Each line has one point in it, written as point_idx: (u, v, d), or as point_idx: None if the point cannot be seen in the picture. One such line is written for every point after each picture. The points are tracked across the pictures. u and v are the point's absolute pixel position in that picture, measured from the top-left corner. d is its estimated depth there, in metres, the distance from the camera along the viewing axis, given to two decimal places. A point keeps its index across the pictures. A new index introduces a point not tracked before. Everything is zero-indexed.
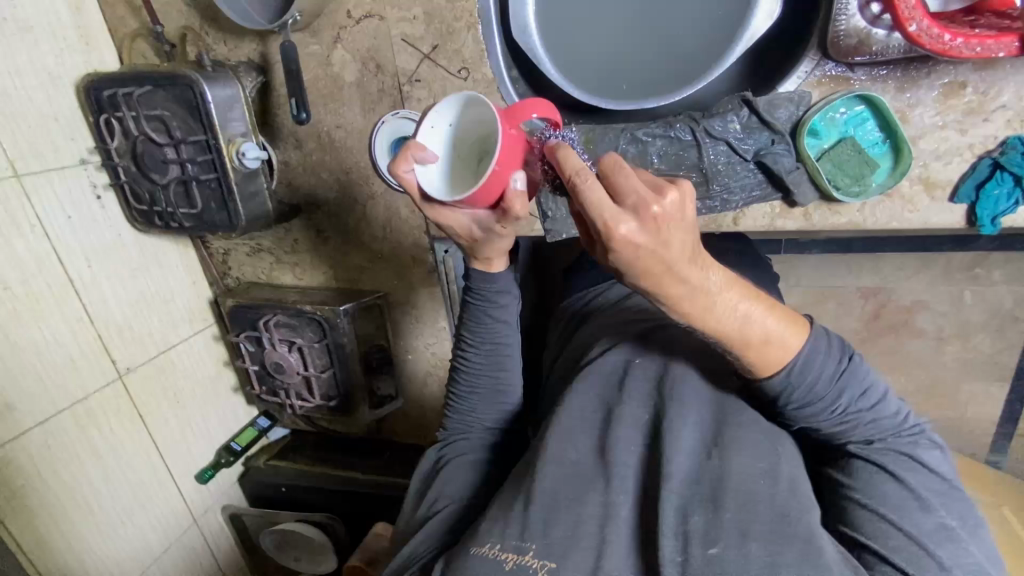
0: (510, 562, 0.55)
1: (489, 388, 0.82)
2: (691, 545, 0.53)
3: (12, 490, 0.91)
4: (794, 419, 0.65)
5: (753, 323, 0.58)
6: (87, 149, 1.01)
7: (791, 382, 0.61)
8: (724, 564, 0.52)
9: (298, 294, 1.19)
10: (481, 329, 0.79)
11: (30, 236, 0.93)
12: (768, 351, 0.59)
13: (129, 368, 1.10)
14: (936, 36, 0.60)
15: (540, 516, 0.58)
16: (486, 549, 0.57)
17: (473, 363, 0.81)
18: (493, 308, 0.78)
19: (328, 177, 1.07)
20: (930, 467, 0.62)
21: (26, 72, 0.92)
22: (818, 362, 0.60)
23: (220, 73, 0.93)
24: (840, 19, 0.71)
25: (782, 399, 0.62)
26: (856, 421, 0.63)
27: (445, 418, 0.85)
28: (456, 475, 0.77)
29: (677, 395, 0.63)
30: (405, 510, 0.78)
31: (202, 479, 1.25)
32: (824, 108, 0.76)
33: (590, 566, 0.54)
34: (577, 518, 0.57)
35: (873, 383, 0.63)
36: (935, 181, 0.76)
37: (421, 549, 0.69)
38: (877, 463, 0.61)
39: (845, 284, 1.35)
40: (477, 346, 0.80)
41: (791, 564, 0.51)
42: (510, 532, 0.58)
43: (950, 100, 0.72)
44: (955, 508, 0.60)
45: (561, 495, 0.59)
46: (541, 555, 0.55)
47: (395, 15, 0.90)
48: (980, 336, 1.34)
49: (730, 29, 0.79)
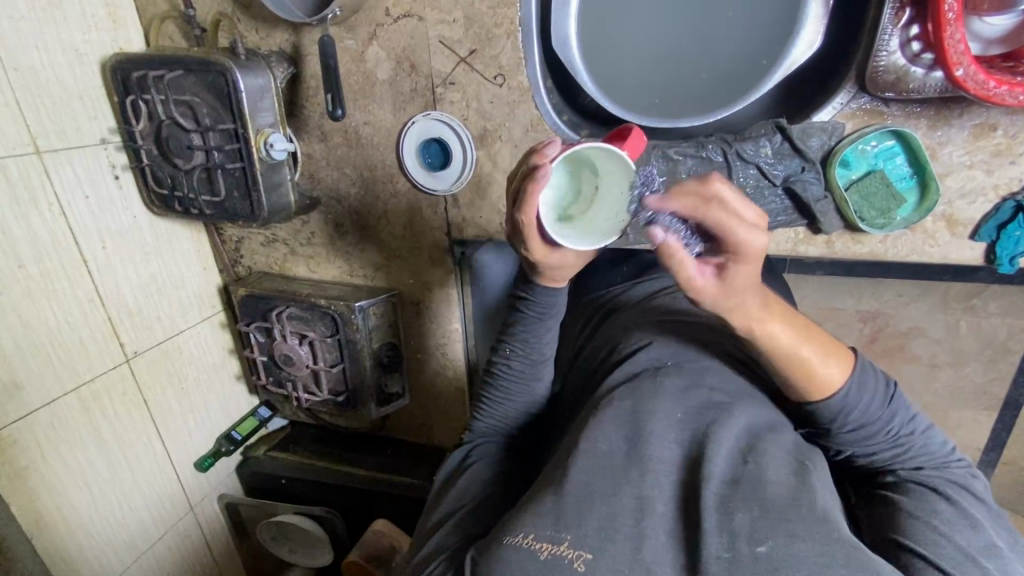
0: (544, 552, 0.53)
1: (523, 394, 0.83)
2: (738, 543, 0.52)
3: (16, 470, 0.90)
4: (849, 445, 0.69)
5: (806, 345, 0.63)
6: (108, 129, 1.00)
7: (847, 406, 0.65)
8: (777, 561, 0.50)
9: (312, 287, 1.18)
10: (523, 338, 0.80)
11: (47, 214, 0.92)
12: (824, 376, 0.64)
13: (136, 352, 1.09)
14: (981, 82, 0.62)
15: (573, 508, 0.56)
16: (519, 538, 0.55)
17: (509, 369, 0.82)
18: (539, 319, 0.79)
19: (351, 172, 1.06)
20: (979, 496, 0.65)
21: (53, 48, 0.90)
22: (871, 386, 0.66)
23: (253, 62, 0.92)
24: (880, 55, 0.72)
25: (839, 420, 0.66)
26: (906, 447, 0.67)
27: (473, 421, 0.85)
28: (478, 474, 0.76)
29: (712, 400, 0.64)
30: (429, 509, 0.77)
31: (201, 467, 1.24)
32: (857, 140, 0.78)
33: (629, 559, 0.53)
34: (613, 512, 0.55)
35: (918, 410, 0.69)
36: (957, 219, 0.78)
37: (447, 541, 0.67)
38: (930, 487, 0.64)
39: (847, 306, 1.39)
40: (516, 353, 0.81)
41: (842, 567, 0.50)
42: (543, 521, 0.56)
43: (980, 141, 0.74)
44: (1005, 534, 0.62)
45: (595, 489, 0.57)
46: (575, 545, 0.54)
47: (434, 17, 0.90)
48: (973, 365, 1.38)
49: (770, 54, 0.80)
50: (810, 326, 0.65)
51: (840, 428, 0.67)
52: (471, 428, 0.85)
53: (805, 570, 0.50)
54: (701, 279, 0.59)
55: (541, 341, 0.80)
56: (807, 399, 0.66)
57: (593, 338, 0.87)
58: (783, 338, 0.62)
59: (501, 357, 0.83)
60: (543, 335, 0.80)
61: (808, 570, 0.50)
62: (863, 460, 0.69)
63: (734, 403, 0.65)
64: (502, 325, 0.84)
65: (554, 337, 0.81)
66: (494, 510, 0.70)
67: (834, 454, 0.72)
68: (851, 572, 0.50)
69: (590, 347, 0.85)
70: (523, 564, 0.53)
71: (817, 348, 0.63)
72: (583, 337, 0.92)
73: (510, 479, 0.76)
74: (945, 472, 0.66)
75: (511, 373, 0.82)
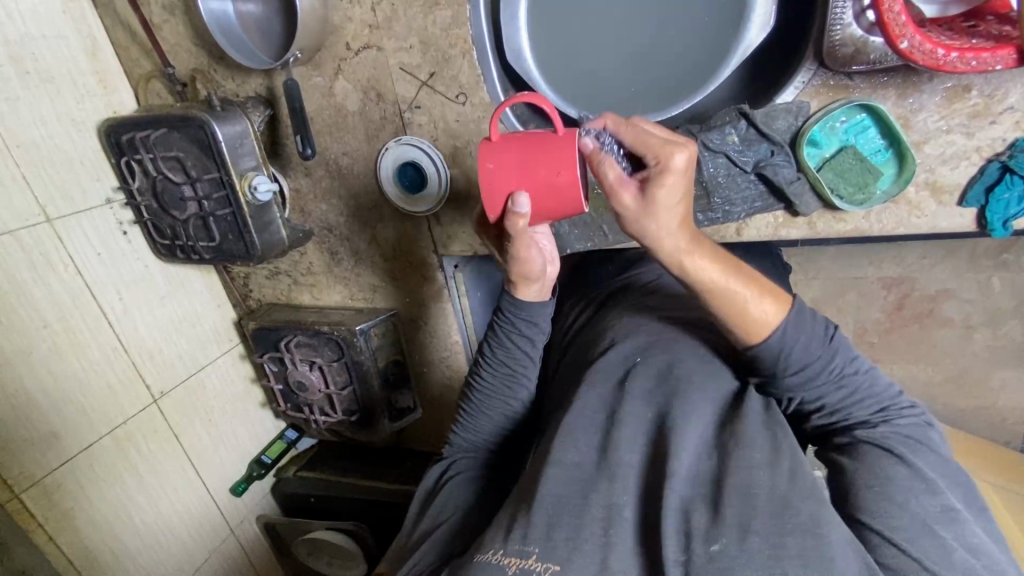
0: (512, 566, 0.58)
1: (501, 405, 0.86)
2: (694, 543, 0.56)
3: (63, 513, 0.99)
4: (796, 391, 0.71)
5: (737, 280, 0.67)
6: (112, 188, 1.07)
7: (788, 345, 0.68)
8: (727, 559, 0.54)
9: (316, 313, 1.23)
10: (501, 350, 0.84)
11: (64, 275, 0.99)
12: (747, 309, 0.67)
13: (162, 392, 1.16)
14: (929, 51, 0.59)
15: (543, 519, 0.61)
16: (489, 555, 0.60)
17: (486, 381, 0.86)
18: (510, 331, 0.83)
19: (338, 202, 1.10)
20: (930, 443, 0.67)
21: (50, 121, 0.97)
22: (809, 325, 0.69)
23: (230, 111, 0.97)
24: (835, 29, 0.69)
25: (781, 360, 0.69)
26: (853, 387, 0.70)
27: (452, 433, 0.89)
28: (457, 490, 0.81)
29: (681, 394, 0.69)
30: (412, 520, 0.83)
31: (235, 492, 1.31)
32: (824, 118, 0.75)
33: (595, 567, 0.57)
34: (581, 521, 0.60)
35: (859, 352, 0.72)
36: (942, 186, 0.75)
37: (428, 559, 0.72)
38: (883, 445, 0.65)
39: (865, 275, 1.37)
40: (492, 366, 0.85)
41: (795, 556, 0.53)
42: (513, 536, 0.61)
43: (954, 103, 0.71)
44: (960, 493, 0.64)
45: (564, 499, 0.62)
46: (543, 559, 0.58)
47: (392, 45, 0.92)
48: (1011, 324, 1.33)
49: (724, 41, 0.79)
50: (744, 267, 0.70)
51: (783, 369, 0.69)
52: (451, 440, 0.90)
53: (756, 567, 0.53)
54: (625, 185, 0.62)
55: (521, 357, 0.84)
56: (744, 339, 0.69)
57: (580, 340, 0.89)
58: (706, 271, 0.66)
59: (481, 372, 0.86)
60: (517, 349, 0.84)
61: (759, 565, 0.53)
62: (814, 405, 0.71)
63: (703, 397, 0.70)
64: (482, 342, 0.87)
65: (534, 357, 0.85)
66: (471, 527, 0.76)
67: (784, 403, 0.73)
68: (804, 562, 0.53)
69: (574, 351, 0.89)
70: None
71: (744, 287, 0.67)
72: (571, 334, 0.96)
73: (486, 495, 0.81)
74: (895, 420, 0.68)
75: (489, 385, 0.86)
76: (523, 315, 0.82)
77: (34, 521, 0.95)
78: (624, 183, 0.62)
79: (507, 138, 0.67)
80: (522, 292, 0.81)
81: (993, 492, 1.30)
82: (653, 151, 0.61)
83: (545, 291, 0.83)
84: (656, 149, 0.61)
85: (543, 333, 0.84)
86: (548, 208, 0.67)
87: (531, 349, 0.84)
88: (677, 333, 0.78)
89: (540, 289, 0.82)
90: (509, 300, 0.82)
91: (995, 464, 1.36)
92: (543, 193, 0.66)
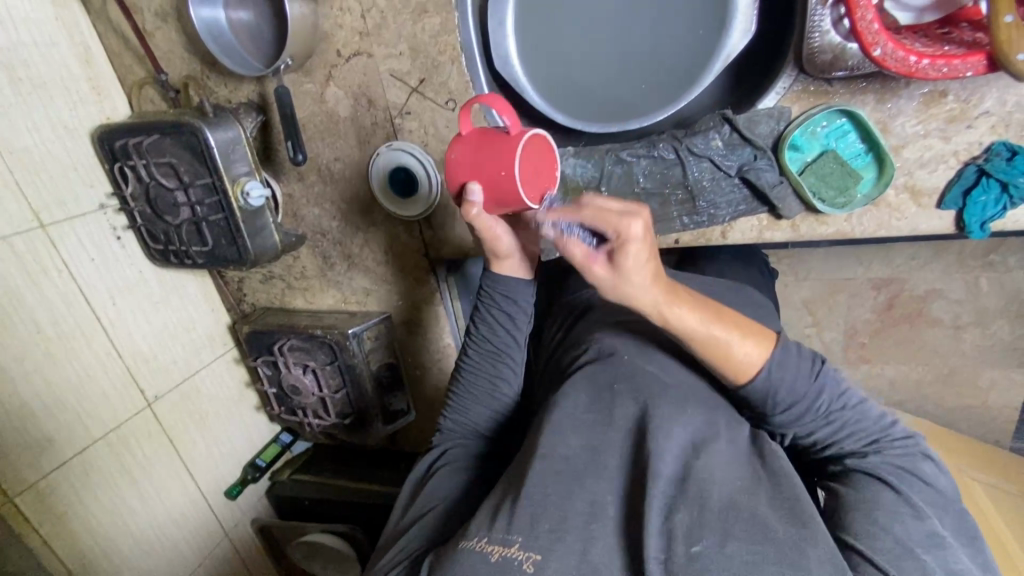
0: (496, 554, 0.59)
1: (488, 388, 0.89)
2: (675, 543, 0.57)
3: (57, 515, 0.99)
4: (786, 428, 0.73)
5: (720, 325, 0.68)
6: (105, 194, 1.08)
7: (773, 387, 0.70)
8: (706, 561, 0.55)
9: (309, 317, 1.24)
10: (485, 327, 0.87)
11: (58, 279, 1.00)
12: (730, 350, 0.69)
13: (156, 396, 1.17)
14: (901, 59, 0.61)
15: (529, 511, 0.62)
16: (473, 542, 0.61)
17: (472, 361, 0.89)
18: (492, 307, 0.86)
19: (330, 207, 1.11)
20: (923, 475, 0.67)
21: (44, 126, 0.98)
22: (792, 363, 0.71)
23: (222, 117, 0.98)
24: (813, 35, 0.71)
25: (767, 401, 0.71)
26: (841, 423, 0.71)
27: (442, 420, 0.91)
28: (446, 477, 0.82)
29: (666, 404, 0.70)
30: (400, 510, 0.83)
31: (230, 496, 1.32)
32: (804, 123, 0.77)
33: (577, 559, 0.58)
34: (566, 515, 0.61)
35: (846, 385, 0.73)
36: (921, 189, 0.76)
37: (412, 544, 0.73)
38: (874, 474, 0.67)
39: (855, 276, 1.38)
40: (477, 344, 0.88)
41: (771, 563, 0.54)
42: (497, 526, 0.62)
43: (931, 108, 0.72)
44: (949, 521, 0.65)
45: (551, 492, 0.63)
46: (525, 548, 0.59)
47: (382, 53, 0.94)
48: (999, 324, 1.35)
49: (707, 50, 0.80)
50: (722, 310, 0.71)
51: (771, 408, 0.72)
52: (441, 428, 0.91)
53: (733, 570, 0.54)
54: (594, 262, 0.63)
55: (504, 334, 0.87)
56: (731, 381, 0.72)
57: (568, 344, 0.91)
58: (687, 325, 0.66)
59: (467, 352, 0.90)
60: (499, 326, 0.87)
61: (737, 569, 0.54)
62: (806, 441, 0.74)
63: (686, 404, 0.71)
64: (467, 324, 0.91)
65: (516, 335, 0.87)
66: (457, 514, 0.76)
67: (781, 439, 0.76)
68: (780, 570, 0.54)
69: (562, 353, 0.90)
70: (476, 567, 0.58)
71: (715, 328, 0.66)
72: (559, 337, 0.97)
73: (474, 483, 0.82)
74: (888, 451, 0.69)
75: (475, 365, 0.89)
76: (501, 289, 0.85)
77: (29, 525, 0.95)
78: (592, 258, 0.62)
79: (472, 133, 0.74)
80: (496, 266, 0.84)
81: (981, 489, 1.31)
82: (610, 227, 0.60)
83: (524, 271, 0.85)
84: (615, 221, 0.60)
85: (525, 311, 0.87)
86: (498, 200, 0.72)
87: (513, 326, 0.87)
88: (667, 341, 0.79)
89: (518, 270, 0.85)
90: (488, 276, 0.86)
91: (985, 463, 1.38)
92: (491, 185, 0.72)
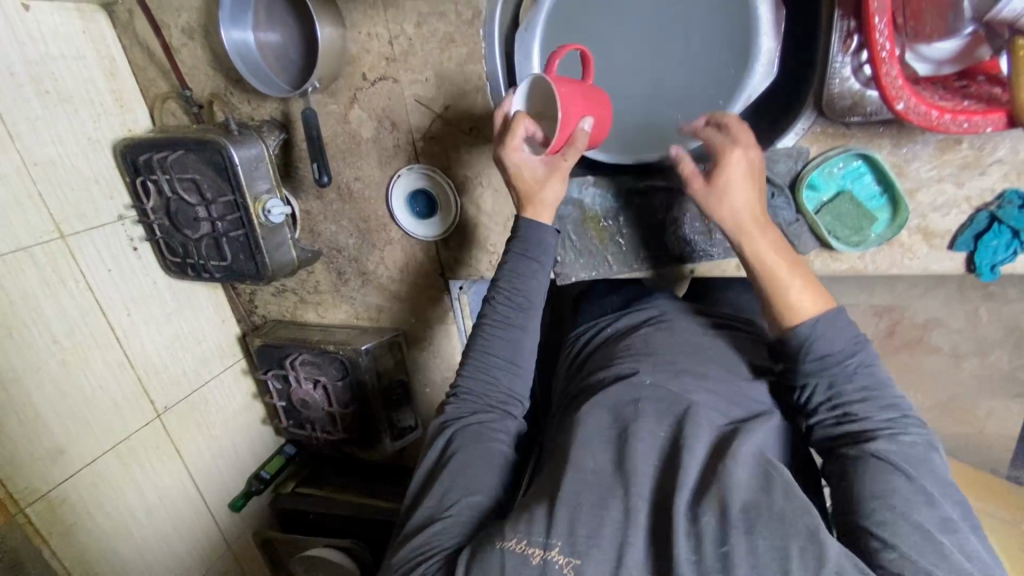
0: (537, 557, 0.60)
1: (509, 351, 0.83)
2: (704, 544, 0.58)
3: (64, 528, 0.99)
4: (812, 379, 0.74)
5: (786, 269, 0.75)
6: (124, 206, 1.09)
7: (812, 332, 0.73)
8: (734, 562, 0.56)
9: (322, 332, 1.24)
10: (513, 281, 0.82)
11: (75, 290, 1.00)
12: (783, 285, 0.74)
13: (165, 408, 1.17)
14: (923, 112, 0.63)
15: (563, 516, 0.63)
16: (513, 543, 0.62)
17: (496, 318, 0.83)
18: (522, 257, 0.82)
19: (348, 224, 1.12)
20: (933, 465, 0.67)
21: (68, 139, 0.99)
22: (833, 321, 0.73)
23: (246, 135, 0.99)
24: (834, 81, 0.73)
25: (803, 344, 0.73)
26: (863, 391, 0.72)
27: (457, 387, 0.83)
28: (470, 454, 0.75)
29: (688, 420, 0.71)
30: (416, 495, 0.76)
31: (234, 508, 1.31)
32: (822, 164, 0.79)
33: None
34: (600, 522, 0.62)
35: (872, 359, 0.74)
36: (933, 231, 0.79)
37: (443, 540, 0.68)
38: (887, 458, 0.66)
39: (858, 302, 1.40)
40: (503, 296, 0.82)
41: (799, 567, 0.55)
42: (536, 529, 0.63)
43: (946, 155, 0.75)
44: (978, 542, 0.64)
45: (583, 500, 0.64)
46: (566, 553, 0.60)
47: (407, 78, 0.95)
48: (997, 353, 1.37)
49: (730, 90, 0.84)
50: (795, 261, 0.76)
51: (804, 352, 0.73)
52: (455, 394, 0.83)
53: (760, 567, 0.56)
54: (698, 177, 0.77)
55: (532, 285, 0.82)
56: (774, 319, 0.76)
57: (587, 367, 0.91)
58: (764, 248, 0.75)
59: (490, 308, 0.83)
60: (529, 277, 0.82)
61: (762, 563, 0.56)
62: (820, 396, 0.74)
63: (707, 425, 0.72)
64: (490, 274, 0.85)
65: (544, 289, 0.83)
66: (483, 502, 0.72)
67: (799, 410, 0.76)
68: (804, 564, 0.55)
69: (581, 377, 0.91)
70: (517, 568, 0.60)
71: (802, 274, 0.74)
72: (577, 361, 0.98)
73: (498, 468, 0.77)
74: (901, 436, 0.69)
75: (499, 320, 0.83)
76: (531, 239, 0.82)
77: (39, 537, 0.95)
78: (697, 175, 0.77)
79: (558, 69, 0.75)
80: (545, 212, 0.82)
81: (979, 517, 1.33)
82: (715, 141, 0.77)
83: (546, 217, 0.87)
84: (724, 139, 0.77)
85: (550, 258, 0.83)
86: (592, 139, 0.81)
87: (541, 279, 0.83)
88: (687, 369, 0.81)
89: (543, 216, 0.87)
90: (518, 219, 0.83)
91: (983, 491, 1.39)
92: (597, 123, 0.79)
